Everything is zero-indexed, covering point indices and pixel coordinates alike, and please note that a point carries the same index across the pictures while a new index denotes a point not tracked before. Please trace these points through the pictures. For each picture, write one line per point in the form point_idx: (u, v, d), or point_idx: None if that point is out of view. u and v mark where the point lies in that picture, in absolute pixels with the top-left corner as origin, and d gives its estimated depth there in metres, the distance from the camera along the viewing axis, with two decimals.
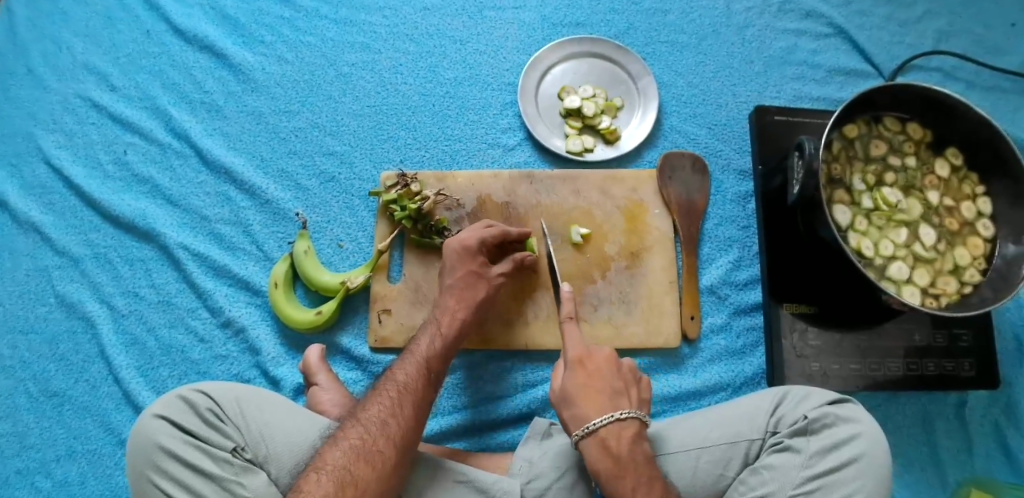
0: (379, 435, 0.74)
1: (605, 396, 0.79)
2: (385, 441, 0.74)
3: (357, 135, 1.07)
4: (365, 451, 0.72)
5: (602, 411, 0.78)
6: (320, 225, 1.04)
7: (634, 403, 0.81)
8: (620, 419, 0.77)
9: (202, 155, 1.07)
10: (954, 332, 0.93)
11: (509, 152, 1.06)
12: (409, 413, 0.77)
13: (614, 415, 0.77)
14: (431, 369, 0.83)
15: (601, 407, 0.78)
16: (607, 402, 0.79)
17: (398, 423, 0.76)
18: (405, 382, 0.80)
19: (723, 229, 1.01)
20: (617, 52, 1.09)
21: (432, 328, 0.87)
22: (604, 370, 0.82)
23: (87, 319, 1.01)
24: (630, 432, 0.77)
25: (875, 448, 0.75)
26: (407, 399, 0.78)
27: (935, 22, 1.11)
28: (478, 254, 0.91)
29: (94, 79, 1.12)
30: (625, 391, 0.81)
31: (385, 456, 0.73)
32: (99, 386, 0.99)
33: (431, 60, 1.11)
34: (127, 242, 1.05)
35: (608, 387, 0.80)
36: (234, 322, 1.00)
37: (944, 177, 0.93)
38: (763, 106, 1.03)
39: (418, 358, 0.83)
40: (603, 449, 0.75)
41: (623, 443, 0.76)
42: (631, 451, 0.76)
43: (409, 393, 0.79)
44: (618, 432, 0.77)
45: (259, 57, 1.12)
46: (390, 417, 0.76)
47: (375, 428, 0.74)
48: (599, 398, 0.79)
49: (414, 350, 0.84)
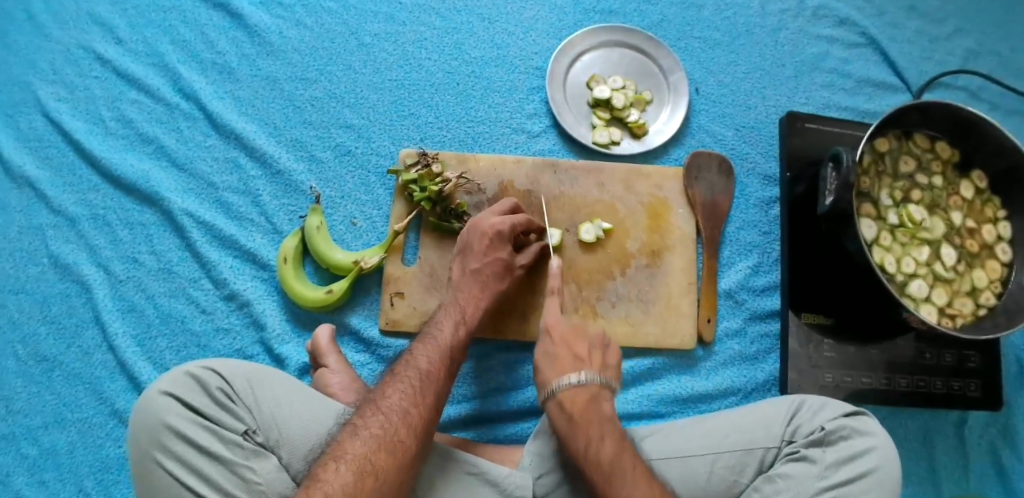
0: (400, 425, 0.72)
1: (565, 361, 0.81)
2: (407, 432, 0.71)
3: (375, 109, 1.03)
4: (388, 440, 0.70)
5: (561, 374, 0.79)
6: (333, 200, 1.00)
7: (598, 366, 0.80)
8: (578, 382, 0.78)
9: (211, 119, 1.02)
10: (963, 352, 0.94)
11: (533, 138, 1.03)
12: (429, 403, 0.75)
13: (570, 377, 0.78)
14: (451, 357, 0.81)
15: (560, 370, 0.80)
16: (567, 367, 0.80)
17: (419, 413, 0.73)
18: (427, 370, 0.78)
19: (744, 233, 1.00)
20: (650, 45, 1.06)
21: (455, 313, 0.85)
22: (573, 340, 0.83)
23: (82, 283, 0.96)
24: (590, 394, 0.78)
25: (888, 463, 0.77)
26: (429, 389, 0.76)
27: (964, 40, 1.11)
28: (507, 241, 0.89)
29: (97, 28, 1.05)
30: (587, 357, 0.81)
31: (405, 446, 0.71)
32: (92, 354, 0.94)
33: (458, 36, 1.06)
34: (126, 204, 0.99)
35: (572, 352, 0.82)
36: (239, 296, 0.96)
37: (968, 199, 0.94)
38: (794, 112, 1.02)
39: (441, 343, 0.81)
40: (560, 409, 0.77)
41: (578, 404, 0.77)
42: (585, 410, 0.77)
43: (432, 383, 0.77)
44: (576, 394, 0.78)
45: (276, 19, 1.06)
46: (413, 407, 0.73)
47: (397, 417, 0.72)
48: (561, 364, 0.81)
49: (436, 334, 0.82)
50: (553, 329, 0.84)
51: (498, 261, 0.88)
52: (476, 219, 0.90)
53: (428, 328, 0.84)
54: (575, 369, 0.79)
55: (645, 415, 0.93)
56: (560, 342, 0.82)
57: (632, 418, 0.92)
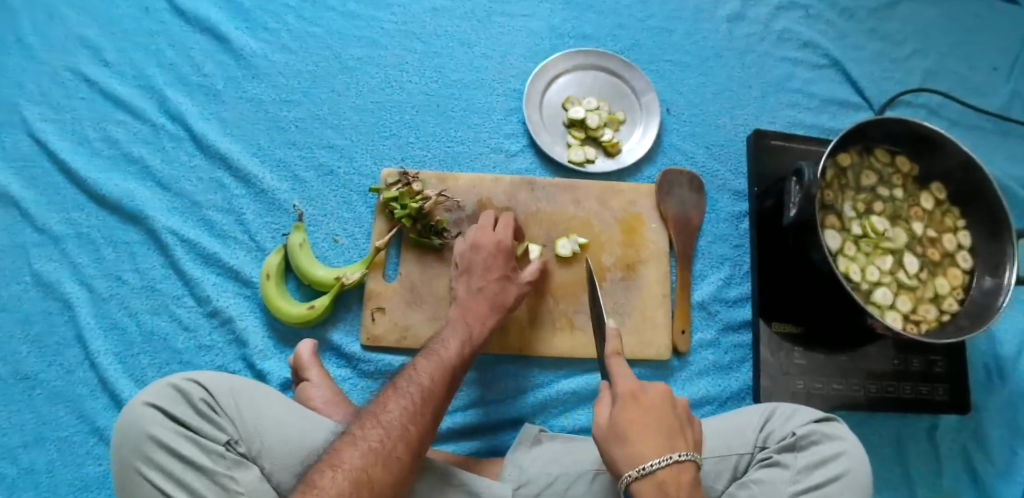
0: (399, 438, 0.72)
1: (660, 434, 0.68)
2: (404, 446, 0.72)
3: (358, 130, 1.07)
4: (384, 454, 0.71)
5: (658, 452, 0.67)
6: (316, 219, 1.02)
7: (689, 445, 0.70)
8: (677, 461, 0.67)
9: (196, 140, 1.05)
10: (929, 357, 0.97)
11: (511, 157, 1.06)
12: (428, 418, 0.76)
13: (672, 457, 0.67)
14: (454, 376, 0.82)
15: (657, 446, 0.67)
16: (661, 442, 0.68)
17: (417, 429, 0.74)
18: (428, 386, 0.79)
19: (715, 246, 1.04)
20: (622, 68, 1.11)
21: (461, 332, 0.87)
22: (660, 412, 0.70)
23: (65, 300, 0.98)
24: (688, 477, 0.67)
25: (859, 467, 0.78)
26: (430, 405, 0.77)
27: (923, 60, 1.16)
28: (510, 257, 0.94)
29: (86, 53, 1.09)
30: (681, 431, 0.70)
31: (402, 460, 0.71)
32: (73, 371, 0.96)
33: (438, 60, 1.11)
34: (111, 224, 1.02)
35: (665, 425, 0.69)
36: (221, 312, 0.98)
37: (928, 210, 0.98)
38: (761, 130, 1.06)
39: (443, 360, 0.82)
40: (659, 496, 0.65)
41: (682, 489, 0.66)
42: (690, 497, 0.66)
43: (432, 399, 0.78)
44: (675, 475, 0.66)
45: (261, 44, 1.10)
46: (412, 422, 0.74)
47: (395, 431, 0.73)
48: (655, 439, 0.68)
49: (440, 352, 0.83)
50: (638, 397, 0.70)
51: (497, 274, 0.91)
52: (478, 237, 0.94)
53: (433, 345, 0.85)
54: (670, 446, 0.68)
55: None
56: (647, 416, 0.69)
57: None
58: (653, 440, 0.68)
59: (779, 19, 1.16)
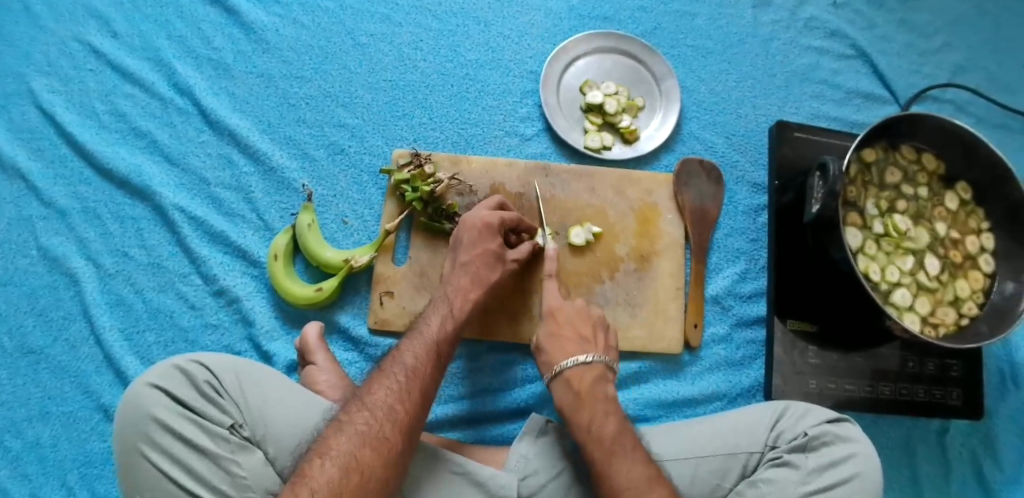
0: (385, 421, 0.72)
1: (572, 341, 0.86)
2: (392, 428, 0.71)
3: (370, 109, 1.04)
4: (373, 437, 0.70)
5: (568, 354, 0.85)
6: (325, 199, 1.00)
7: (601, 349, 0.87)
8: (587, 360, 0.84)
9: (205, 115, 1.02)
10: (945, 361, 0.95)
11: (526, 142, 1.04)
12: (416, 398, 0.75)
13: (581, 357, 0.84)
14: (439, 353, 0.80)
15: (568, 351, 0.85)
16: (572, 345, 0.86)
17: (405, 410, 0.73)
18: (413, 365, 0.77)
19: (732, 240, 1.02)
20: (643, 52, 1.07)
21: (443, 309, 0.85)
22: (578, 322, 0.89)
23: (71, 275, 0.96)
24: (596, 373, 0.84)
25: (870, 469, 0.78)
26: (416, 386, 0.76)
27: (953, 55, 1.12)
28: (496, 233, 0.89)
29: (93, 21, 1.05)
30: (592, 339, 0.88)
31: (391, 443, 0.71)
32: (79, 347, 0.95)
33: (453, 39, 1.07)
34: (118, 198, 1.00)
35: (578, 334, 0.87)
36: (228, 292, 0.96)
37: (953, 210, 0.95)
38: (784, 121, 1.03)
39: (427, 338, 0.80)
40: (568, 387, 0.83)
41: (586, 382, 0.83)
42: (593, 388, 0.83)
43: (418, 379, 0.76)
44: (582, 372, 0.84)
45: (272, 16, 1.07)
46: (398, 403, 0.73)
47: (382, 414, 0.72)
48: (568, 343, 0.86)
49: (423, 330, 0.82)
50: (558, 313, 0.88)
51: (488, 253, 0.88)
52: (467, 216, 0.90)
53: (416, 326, 0.83)
54: (582, 350, 0.85)
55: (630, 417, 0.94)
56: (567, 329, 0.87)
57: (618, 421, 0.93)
58: (568, 346, 0.86)
59: (807, 7, 1.12)
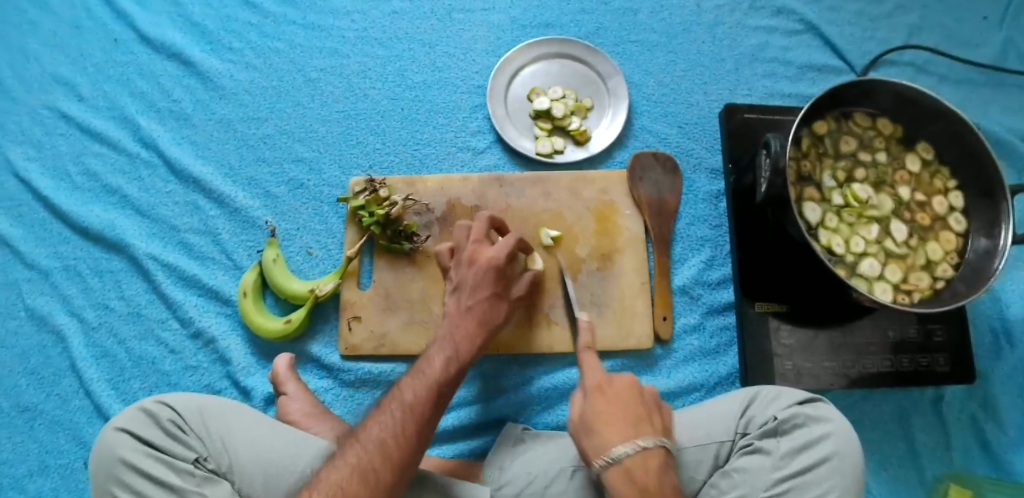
0: (376, 455, 0.71)
1: (625, 422, 0.72)
2: (382, 461, 0.70)
3: (325, 141, 1.07)
4: (362, 468, 0.69)
5: (624, 439, 0.70)
6: (289, 233, 1.03)
7: (657, 430, 0.73)
8: (644, 447, 0.70)
9: (170, 165, 1.06)
10: (928, 326, 0.92)
11: (479, 155, 1.05)
12: (410, 433, 0.73)
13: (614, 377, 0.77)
14: (441, 392, 0.78)
15: (622, 434, 0.71)
16: (626, 429, 0.72)
17: (398, 443, 0.72)
18: (412, 401, 0.75)
19: (695, 228, 1.00)
20: (587, 53, 1.08)
21: (448, 345, 0.82)
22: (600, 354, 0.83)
23: (57, 332, 1.00)
24: (656, 462, 0.69)
25: (846, 447, 0.74)
26: (411, 420, 0.74)
27: (906, 16, 1.10)
28: (502, 274, 0.87)
29: (62, 89, 1.11)
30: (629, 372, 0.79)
31: (379, 475, 0.70)
32: (70, 400, 0.98)
33: (400, 64, 1.10)
34: (96, 254, 1.04)
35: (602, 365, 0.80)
36: (204, 333, 0.99)
37: (915, 173, 0.92)
38: (733, 104, 1.02)
39: (430, 373, 0.78)
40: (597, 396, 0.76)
41: (649, 474, 0.69)
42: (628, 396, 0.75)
43: (414, 415, 0.74)
44: (642, 462, 0.69)
45: (226, 64, 1.11)
46: (391, 437, 0.72)
47: (372, 447, 0.71)
48: (620, 427, 0.72)
49: (428, 367, 0.79)
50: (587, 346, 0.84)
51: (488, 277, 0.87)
52: (477, 251, 0.89)
53: (420, 362, 0.81)
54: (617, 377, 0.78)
55: None
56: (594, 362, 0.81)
57: None
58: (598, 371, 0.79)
59: None
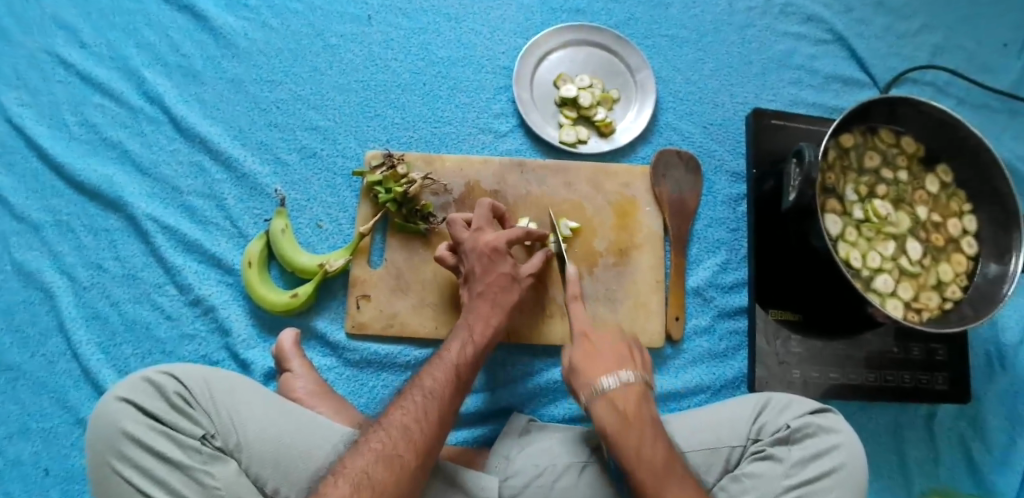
0: (400, 439, 0.70)
1: (611, 361, 0.79)
2: (407, 447, 0.70)
3: (341, 110, 1.03)
4: (387, 454, 0.68)
5: (609, 373, 0.77)
6: (299, 203, 0.99)
7: (639, 366, 0.80)
8: (627, 381, 0.77)
9: (175, 122, 1.01)
10: (930, 345, 0.94)
11: (500, 138, 1.02)
12: (433, 420, 0.72)
13: (620, 377, 0.77)
14: (460, 377, 0.77)
15: (608, 370, 0.78)
16: (613, 364, 0.79)
17: (420, 429, 0.71)
18: (432, 388, 0.75)
19: (712, 230, 1.00)
20: (617, 43, 1.06)
21: (465, 333, 0.82)
22: (611, 341, 0.81)
23: (46, 290, 0.95)
24: (638, 393, 0.76)
25: (854, 458, 0.76)
26: (432, 406, 0.73)
27: (931, 36, 1.11)
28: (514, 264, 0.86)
29: (60, 32, 1.04)
30: (631, 357, 0.80)
31: (404, 460, 0.69)
32: (56, 362, 0.93)
33: (424, 36, 1.06)
34: (90, 210, 0.98)
35: (614, 352, 0.80)
36: (204, 301, 0.95)
37: (933, 193, 0.94)
38: (761, 109, 1.01)
39: (448, 361, 0.78)
40: (611, 408, 0.75)
41: (630, 402, 0.76)
42: (638, 409, 0.75)
43: (435, 399, 0.74)
44: (625, 392, 0.76)
45: (240, 20, 1.05)
46: (413, 422, 0.71)
47: (396, 432, 0.70)
48: (606, 363, 0.79)
49: (444, 354, 0.79)
50: (589, 333, 0.81)
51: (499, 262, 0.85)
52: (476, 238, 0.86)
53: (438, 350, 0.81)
54: (620, 369, 0.78)
55: None
56: (602, 346, 0.80)
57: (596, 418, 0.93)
58: (603, 365, 0.78)
59: None
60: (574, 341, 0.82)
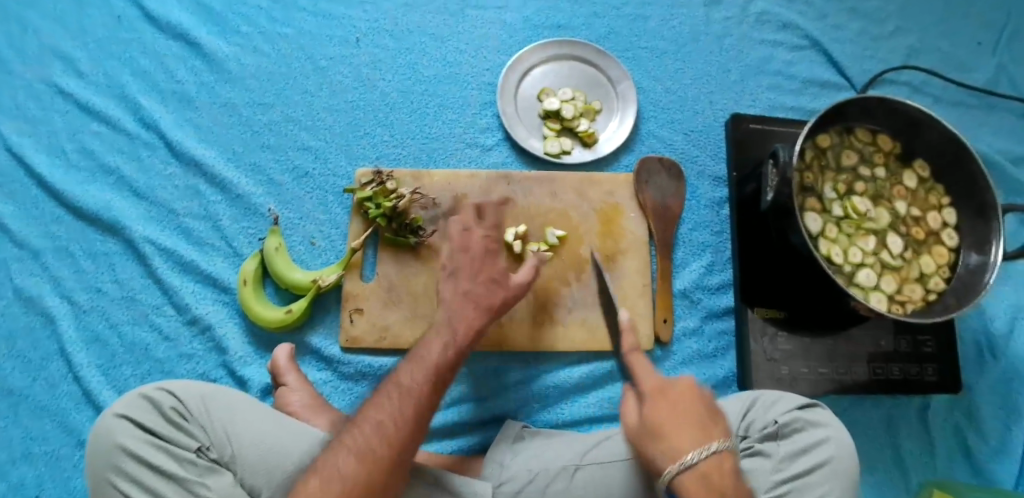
0: (374, 436, 0.72)
1: (694, 426, 0.71)
2: (380, 441, 0.71)
3: (332, 130, 1.06)
4: (360, 451, 0.71)
5: (697, 444, 0.70)
6: (292, 222, 1.02)
7: (722, 433, 0.73)
8: (717, 452, 0.69)
9: (171, 148, 1.04)
10: (918, 338, 0.95)
11: (486, 152, 1.05)
12: (407, 416, 0.73)
13: (709, 447, 0.69)
14: (439, 375, 0.77)
15: (694, 439, 0.70)
16: (697, 435, 0.71)
17: (395, 426, 0.72)
18: (408, 386, 0.75)
19: (697, 234, 1.02)
20: (597, 56, 1.09)
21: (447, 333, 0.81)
22: (687, 398, 0.74)
23: (47, 314, 0.98)
24: (729, 464, 0.70)
25: (843, 451, 0.77)
26: (406, 404, 0.74)
27: (905, 38, 1.14)
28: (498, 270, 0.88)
29: (61, 65, 1.08)
30: (712, 422, 0.73)
31: (378, 455, 0.71)
32: (58, 384, 0.95)
33: (411, 56, 1.10)
34: (89, 235, 1.01)
35: (693, 416, 0.73)
36: (201, 320, 0.97)
37: (911, 188, 0.96)
38: (739, 114, 1.03)
39: (425, 359, 0.78)
40: (703, 484, 0.68)
41: (725, 478, 0.69)
42: (734, 484, 0.69)
43: (410, 397, 0.74)
44: (716, 466, 0.69)
45: (233, 48, 1.09)
46: (387, 419, 0.73)
47: (369, 429, 0.72)
48: (689, 431, 0.71)
49: (424, 354, 0.79)
50: (665, 391, 0.74)
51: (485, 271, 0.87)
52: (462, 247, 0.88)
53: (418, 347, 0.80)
54: (705, 439, 0.71)
55: (603, 418, 0.95)
56: (677, 405, 0.73)
57: (589, 421, 0.94)
58: (686, 432, 0.71)
59: (757, 2, 1.14)
60: (645, 399, 0.74)
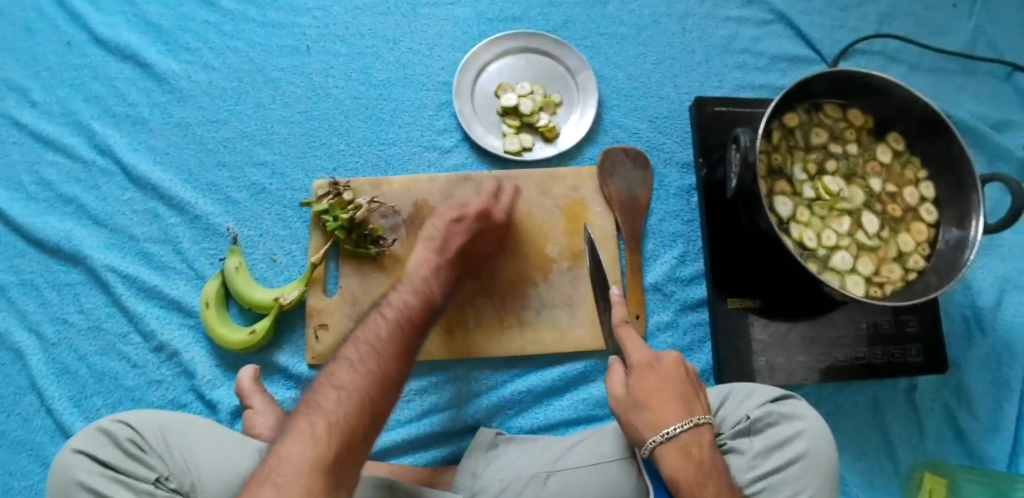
0: (378, 344, 0.70)
1: (676, 397, 0.70)
2: (386, 351, 0.69)
3: (287, 143, 1.03)
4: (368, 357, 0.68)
5: (680, 417, 0.69)
6: (253, 239, 1.00)
7: (704, 408, 0.72)
8: (698, 426, 0.69)
9: (128, 172, 1.02)
10: (900, 317, 0.92)
11: (445, 154, 1.03)
12: (405, 329, 0.73)
13: (693, 421, 0.69)
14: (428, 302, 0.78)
15: (678, 411, 0.69)
16: (680, 406, 0.70)
17: (396, 338, 0.71)
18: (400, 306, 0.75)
19: (666, 224, 0.99)
20: (554, 46, 1.05)
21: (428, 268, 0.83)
22: (674, 370, 0.72)
23: (16, 349, 0.97)
24: (707, 438, 0.69)
25: (819, 444, 0.74)
26: (404, 320, 0.74)
27: (876, 5, 1.09)
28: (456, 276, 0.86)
29: (12, 94, 1.06)
30: (695, 395, 0.72)
31: (385, 362, 0.68)
32: (31, 419, 0.95)
33: (364, 61, 1.07)
34: (52, 266, 1.00)
35: (679, 390, 0.71)
36: (168, 346, 0.96)
37: (886, 163, 0.92)
38: (703, 97, 0.99)
39: (399, 312, 0.74)
40: (683, 457, 0.68)
41: (704, 451, 0.68)
42: (712, 457, 0.68)
43: (405, 315, 0.74)
44: (695, 438, 0.69)
45: (183, 65, 1.07)
46: (388, 329, 0.71)
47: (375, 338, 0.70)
48: (673, 402, 0.70)
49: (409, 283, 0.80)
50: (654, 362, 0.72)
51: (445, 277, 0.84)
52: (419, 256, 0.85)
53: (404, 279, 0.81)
54: (688, 413, 0.70)
55: (578, 420, 0.92)
56: (665, 377, 0.71)
57: (564, 423, 0.92)
58: (671, 405, 0.70)
59: None
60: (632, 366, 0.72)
